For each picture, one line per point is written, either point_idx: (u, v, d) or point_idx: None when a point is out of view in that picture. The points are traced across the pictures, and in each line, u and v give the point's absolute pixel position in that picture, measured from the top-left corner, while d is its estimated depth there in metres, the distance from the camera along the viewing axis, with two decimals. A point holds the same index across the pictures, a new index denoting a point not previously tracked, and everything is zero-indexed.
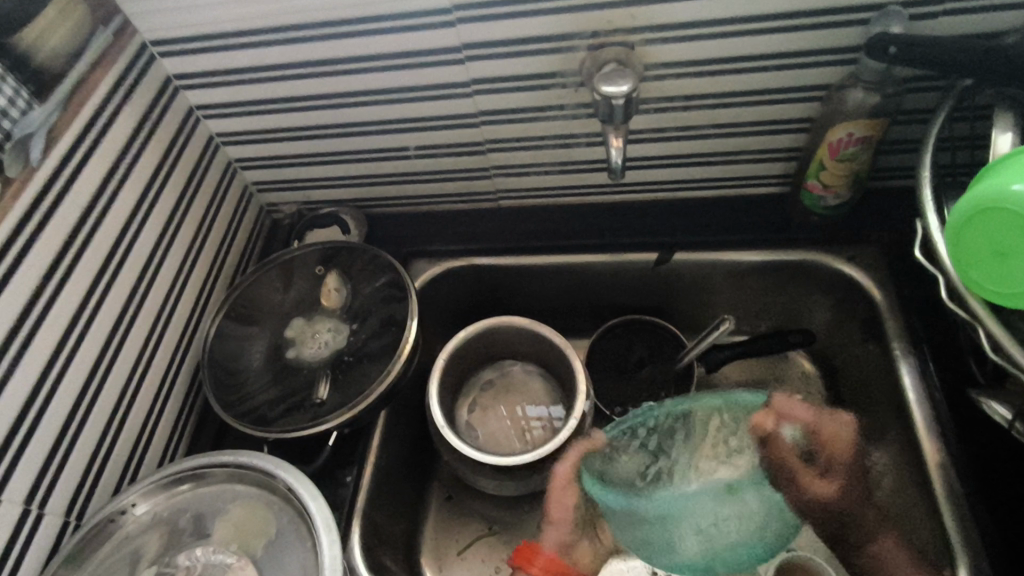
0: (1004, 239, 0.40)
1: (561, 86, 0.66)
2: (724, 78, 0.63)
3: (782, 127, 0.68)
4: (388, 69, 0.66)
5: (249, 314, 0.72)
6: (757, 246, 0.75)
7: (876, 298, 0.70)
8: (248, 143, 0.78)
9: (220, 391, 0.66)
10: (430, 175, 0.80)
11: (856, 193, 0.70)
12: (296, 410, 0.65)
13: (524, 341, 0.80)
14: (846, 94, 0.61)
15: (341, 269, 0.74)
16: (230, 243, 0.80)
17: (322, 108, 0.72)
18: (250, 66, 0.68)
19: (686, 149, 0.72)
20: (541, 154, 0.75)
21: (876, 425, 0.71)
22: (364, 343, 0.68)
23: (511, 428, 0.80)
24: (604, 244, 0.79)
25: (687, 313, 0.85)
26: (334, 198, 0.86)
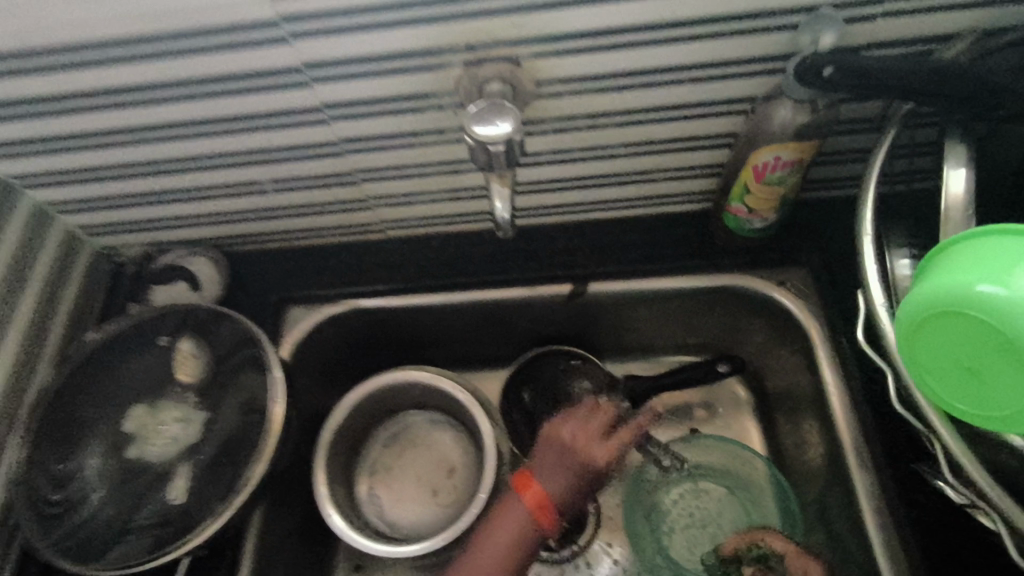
0: (966, 350, 0.31)
1: (437, 108, 0.53)
2: (631, 94, 0.53)
3: (701, 143, 0.59)
4: (218, 95, 0.52)
5: (73, 409, 0.58)
6: (679, 273, 0.67)
7: (808, 330, 0.63)
8: (57, 184, 0.62)
9: (40, 517, 0.53)
10: (298, 209, 0.66)
11: (784, 214, 0.62)
12: (139, 532, 0.53)
13: (425, 392, 0.70)
14: (771, 110, 0.52)
15: (191, 337, 0.61)
16: (53, 311, 0.64)
17: (143, 142, 0.57)
18: (30, 96, 0.52)
19: (594, 171, 0.62)
20: (426, 182, 0.62)
21: (814, 458, 0.66)
22: (221, 433, 0.57)
23: (418, 489, 0.70)
24: (510, 278, 0.68)
25: (610, 340, 0.77)
26: (187, 238, 0.71)
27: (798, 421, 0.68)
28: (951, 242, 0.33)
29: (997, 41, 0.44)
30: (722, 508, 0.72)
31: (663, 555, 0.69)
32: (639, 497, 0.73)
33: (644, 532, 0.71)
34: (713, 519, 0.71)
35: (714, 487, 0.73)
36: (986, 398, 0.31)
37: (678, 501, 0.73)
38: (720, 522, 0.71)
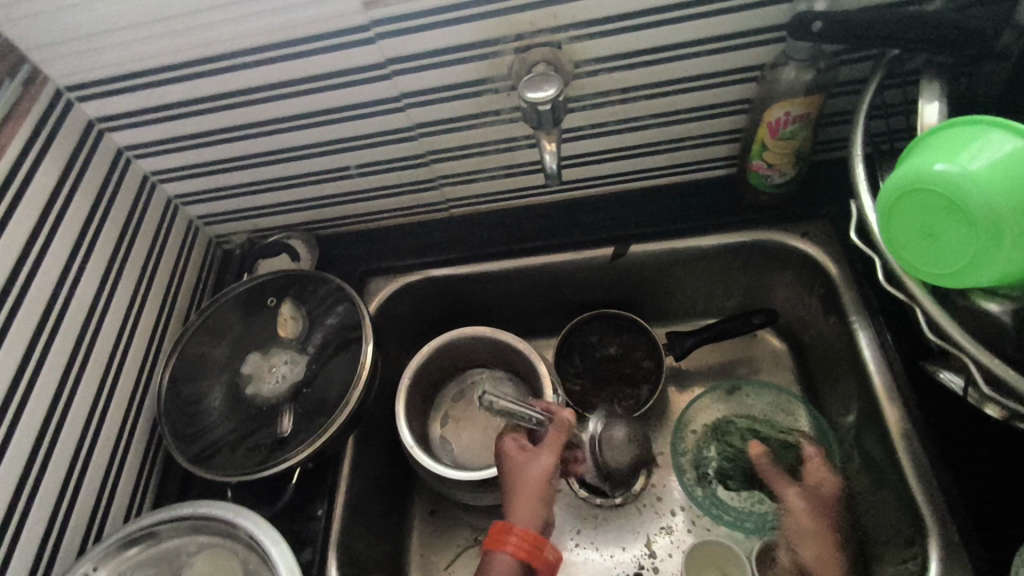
0: (930, 218, 0.39)
1: (493, 91, 0.64)
2: (658, 68, 0.62)
3: (722, 111, 0.67)
4: (317, 91, 0.64)
5: (203, 357, 0.70)
6: (710, 231, 0.75)
7: (832, 274, 0.70)
8: (185, 178, 0.76)
9: (180, 439, 0.65)
10: (377, 191, 0.78)
11: (802, 169, 0.69)
12: (259, 449, 0.63)
13: (485, 348, 0.80)
14: (779, 73, 0.60)
15: (293, 298, 0.73)
16: (181, 283, 0.78)
17: (257, 136, 0.70)
18: (174, 101, 0.66)
19: (628, 141, 0.71)
20: (484, 160, 0.73)
21: (847, 394, 0.72)
22: (320, 371, 0.67)
23: (486, 435, 0.79)
24: (558, 244, 0.78)
25: (652, 302, 0.85)
26: (283, 224, 0.84)
27: (829, 362, 0.74)
28: (921, 139, 0.41)
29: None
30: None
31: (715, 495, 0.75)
32: (686, 446, 0.79)
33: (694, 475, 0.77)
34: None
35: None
36: (948, 256, 0.38)
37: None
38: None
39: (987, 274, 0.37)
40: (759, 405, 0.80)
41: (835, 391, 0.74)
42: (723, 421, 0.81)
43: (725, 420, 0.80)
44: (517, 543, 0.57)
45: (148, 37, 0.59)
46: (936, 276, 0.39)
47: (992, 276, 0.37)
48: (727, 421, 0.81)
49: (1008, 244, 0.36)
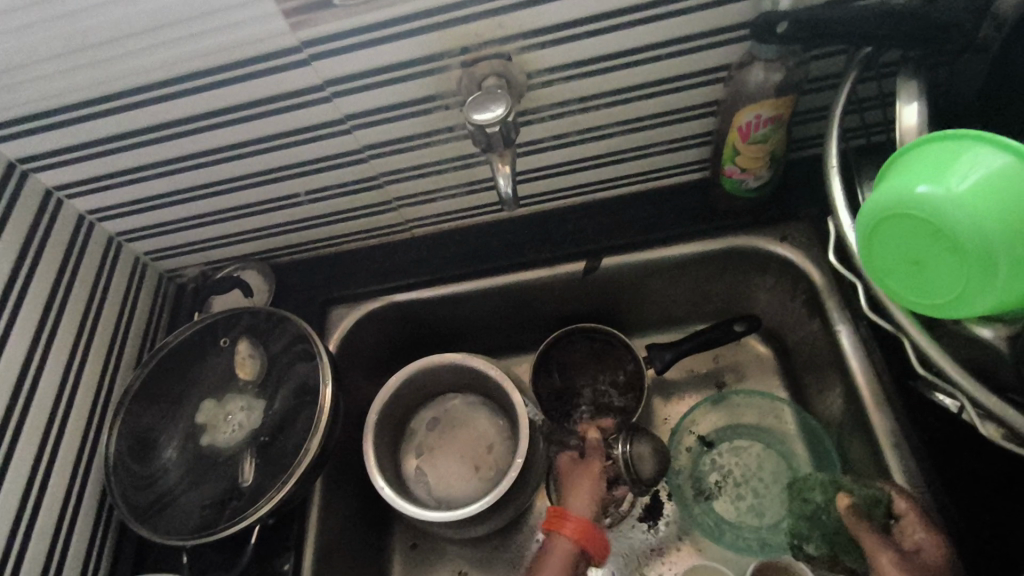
0: (914, 245, 0.35)
1: (443, 108, 0.60)
2: (617, 74, 0.58)
3: (689, 114, 0.63)
4: (253, 119, 0.60)
5: (153, 407, 0.66)
6: (685, 239, 0.71)
7: (814, 279, 0.66)
8: (124, 215, 0.71)
9: (132, 501, 0.60)
10: (331, 216, 0.74)
11: (777, 171, 0.66)
12: (216, 506, 0.59)
13: (457, 374, 0.77)
14: (746, 74, 0.56)
15: (248, 336, 0.68)
16: (129, 326, 0.73)
17: (195, 168, 0.65)
18: (100, 137, 0.61)
19: (593, 151, 0.67)
20: (442, 179, 0.69)
21: (835, 403, 0.68)
22: (280, 416, 0.63)
23: (464, 465, 0.76)
24: (527, 261, 0.74)
25: (630, 313, 0.81)
26: (236, 254, 0.79)
27: (816, 369, 0.71)
28: (900, 154, 0.38)
29: None
30: (761, 462, 0.75)
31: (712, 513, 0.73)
32: (682, 464, 0.77)
33: (690, 494, 0.75)
34: (753, 474, 0.75)
35: (751, 444, 0.77)
36: (937, 285, 0.35)
37: (718, 460, 0.77)
38: (760, 476, 0.74)
39: (980, 306, 0.33)
40: (752, 415, 0.78)
41: (823, 399, 0.71)
42: (717, 434, 0.78)
43: (719, 433, 0.78)
44: (574, 527, 0.62)
45: (60, 72, 0.54)
46: (924, 306, 0.36)
47: (985, 308, 0.34)
48: (721, 433, 0.78)
49: (1002, 274, 0.32)
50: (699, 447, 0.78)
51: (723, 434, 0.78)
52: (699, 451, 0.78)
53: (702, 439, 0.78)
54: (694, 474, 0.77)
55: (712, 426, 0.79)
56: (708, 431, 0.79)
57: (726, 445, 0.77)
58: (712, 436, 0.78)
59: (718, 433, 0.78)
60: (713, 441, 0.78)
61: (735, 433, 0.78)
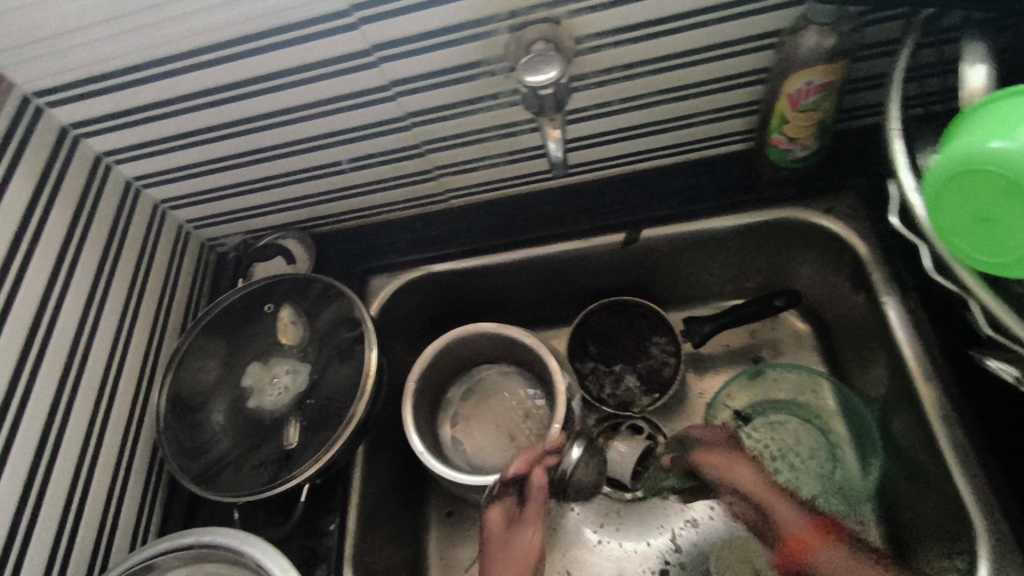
0: (985, 202, 0.35)
1: (489, 74, 0.60)
2: (666, 40, 0.57)
3: (737, 82, 0.62)
4: (299, 84, 0.60)
5: (201, 369, 0.67)
6: (726, 212, 0.71)
7: (860, 252, 0.65)
8: (170, 182, 0.72)
9: (182, 459, 0.62)
10: (372, 185, 0.74)
11: (825, 141, 0.65)
12: (265, 467, 0.61)
13: (493, 344, 0.77)
14: (798, 39, 0.55)
15: (291, 302, 0.69)
16: (174, 292, 0.75)
17: (241, 135, 0.66)
18: (149, 103, 0.62)
19: (637, 120, 0.66)
20: (484, 148, 0.69)
21: (878, 378, 0.68)
22: (325, 380, 0.64)
23: (499, 435, 0.77)
24: (566, 233, 0.74)
25: (667, 287, 0.81)
26: (277, 223, 0.80)
27: (857, 344, 0.71)
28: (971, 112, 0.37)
29: None
30: (798, 437, 0.75)
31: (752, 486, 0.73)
32: None
33: (728, 466, 0.74)
34: (790, 448, 0.75)
35: (787, 419, 0.77)
36: (1007, 242, 0.35)
37: (754, 434, 0.76)
38: (796, 450, 0.75)
39: None
40: (789, 390, 0.78)
41: (865, 374, 0.71)
42: (753, 408, 0.78)
43: (755, 407, 0.78)
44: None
45: (114, 36, 0.54)
46: (994, 265, 0.36)
47: None
48: (757, 407, 0.78)
49: None
50: (735, 420, 0.77)
51: (759, 408, 0.78)
52: (735, 425, 0.77)
53: (738, 412, 0.78)
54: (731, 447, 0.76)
55: (749, 400, 0.78)
56: (744, 404, 0.78)
57: (763, 420, 0.77)
58: (748, 410, 0.78)
59: (755, 407, 0.78)
60: (749, 415, 0.78)
61: (771, 408, 0.78)
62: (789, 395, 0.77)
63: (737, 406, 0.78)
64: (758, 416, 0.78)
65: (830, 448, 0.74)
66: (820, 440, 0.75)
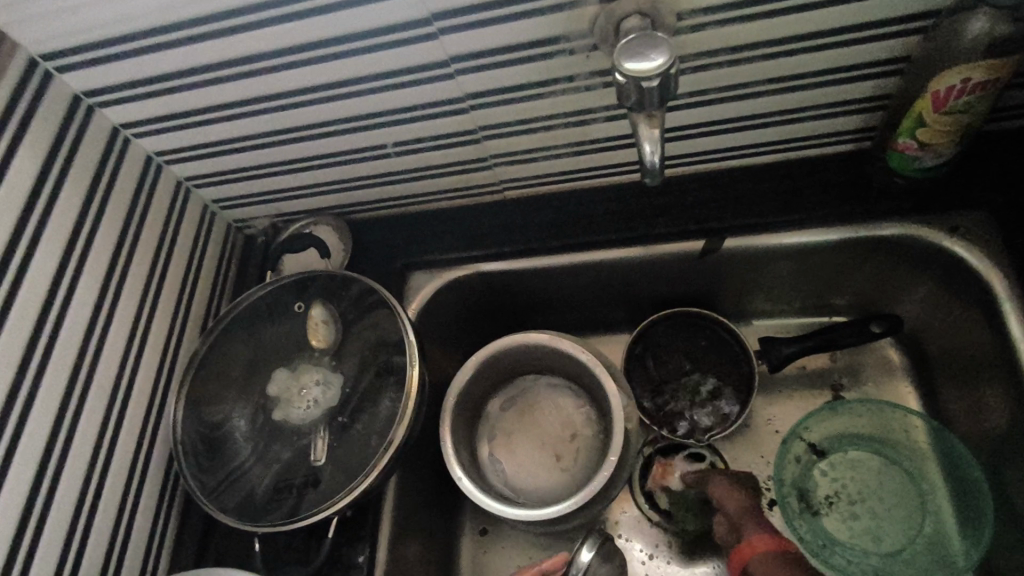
0: None
1: (567, 52, 0.50)
2: (789, 19, 0.47)
3: (864, 73, 0.52)
4: (344, 56, 0.51)
5: (223, 370, 0.61)
6: (826, 223, 0.61)
7: (988, 282, 0.56)
8: (195, 158, 0.64)
9: (200, 474, 0.56)
10: (419, 171, 0.66)
11: (962, 148, 0.54)
12: (291, 490, 0.54)
13: (542, 356, 0.69)
14: (961, 24, 0.44)
15: (324, 300, 0.62)
16: (197, 280, 0.68)
17: (274, 111, 0.58)
18: (172, 71, 0.53)
19: (734, 113, 0.56)
20: (550, 137, 0.60)
21: (994, 427, 0.59)
22: (360, 394, 0.57)
23: (544, 453, 0.69)
24: (636, 236, 0.65)
25: (744, 299, 0.72)
26: (311, 207, 0.72)
27: (970, 385, 0.61)
28: None
29: None
30: (882, 479, 0.66)
31: (828, 534, 0.64)
32: (789, 474, 0.67)
33: (801, 509, 0.65)
34: (872, 491, 0.66)
35: (870, 457, 0.67)
36: None
37: (831, 473, 0.67)
38: (879, 494, 0.65)
39: None
40: (874, 424, 0.68)
41: (976, 421, 0.61)
42: (830, 441, 0.68)
43: (833, 441, 0.68)
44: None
45: None
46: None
47: None
48: (834, 441, 0.68)
49: None
50: (808, 455, 0.68)
51: (837, 442, 0.68)
52: (809, 460, 0.68)
53: (813, 446, 0.68)
54: (803, 486, 0.67)
55: (826, 433, 0.69)
56: (820, 437, 0.68)
57: (841, 456, 0.68)
58: (823, 444, 0.68)
59: (832, 441, 0.68)
60: (826, 450, 0.68)
61: (851, 443, 0.68)
62: (873, 430, 0.68)
63: (812, 439, 0.68)
64: (835, 451, 0.68)
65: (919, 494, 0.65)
66: (907, 485, 0.65)
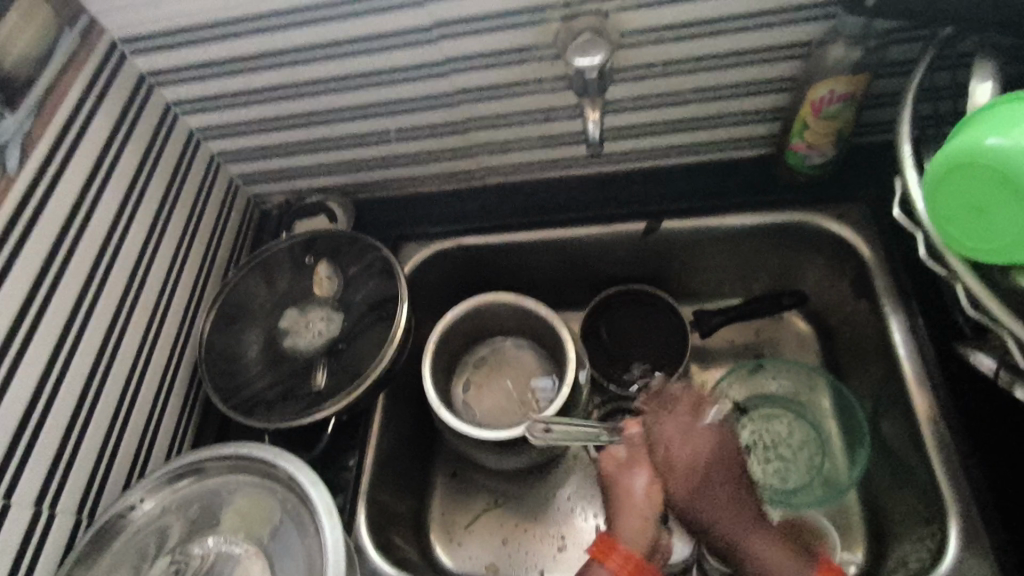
0: (977, 195, 0.40)
1: (537, 60, 0.65)
2: (702, 42, 0.62)
3: (764, 88, 0.67)
4: (361, 54, 0.65)
5: (241, 307, 0.73)
6: (741, 210, 0.75)
7: (865, 256, 0.70)
8: (229, 136, 0.77)
9: (219, 388, 0.67)
10: (414, 157, 0.79)
11: (841, 150, 0.69)
12: (296, 399, 0.66)
13: (512, 316, 0.82)
14: (825, 51, 0.60)
15: (329, 257, 0.74)
16: (221, 239, 0.80)
17: (301, 98, 0.71)
18: (223, 59, 0.67)
19: (668, 117, 0.71)
20: (523, 130, 0.74)
21: (872, 379, 0.72)
22: (356, 328, 0.69)
23: (507, 402, 0.81)
24: (591, 217, 0.79)
25: (679, 280, 0.85)
26: (321, 187, 0.85)
27: (856, 346, 0.75)
28: (971, 116, 0.43)
29: None
30: (792, 430, 0.78)
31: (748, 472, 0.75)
32: None
33: None
34: (782, 440, 0.78)
35: (782, 413, 0.79)
36: (993, 231, 0.40)
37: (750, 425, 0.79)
38: (789, 442, 0.77)
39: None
40: (785, 385, 0.81)
41: (859, 375, 0.75)
42: (751, 399, 0.80)
43: (752, 399, 0.80)
44: (620, 560, 0.59)
45: None
46: (980, 250, 0.41)
47: None
48: (754, 399, 0.80)
49: None
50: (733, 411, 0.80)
51: (756, 400, 0.80)
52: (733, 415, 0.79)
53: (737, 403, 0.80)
54: None
55: (746, 392, 0.81)
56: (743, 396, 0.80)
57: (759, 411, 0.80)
58: (745, 401, 0.80)
59: (752, 399, 0.80)
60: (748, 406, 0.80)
61: (768, 400, 0.80)
62: (785, 390, 0.80)
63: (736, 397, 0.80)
64: (755, 408, 0.80)
65: (820, 443, 0.77)
66: (811, 435, 0.78)
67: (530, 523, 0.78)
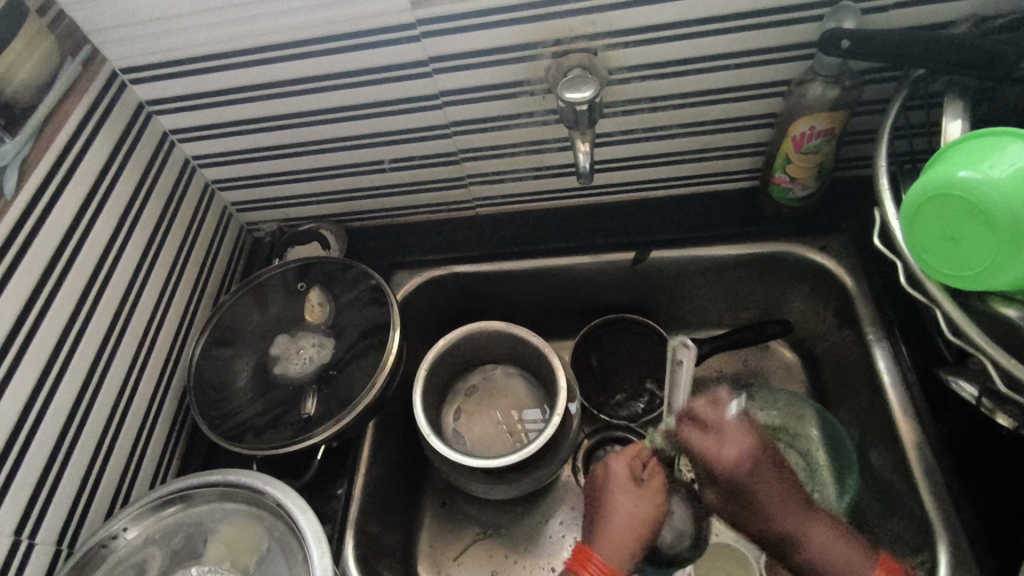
0: (954, 224, 0.42)
1: (529, 93, 0.67)
2: (687, 79, 0.65)
3: (747, 124, 0.70)
4: (358, 85, 0.67)
5: (232, 334, 0.72)
6: (729, 241, 0.77)
7: (848, 286, 0.72)
8: (224, 164, 0.78)
9: (207, 414, 0.66)
10: (407, 186, 0.81)
11: (823, 183, 0.71)
12: (284, 426, 0.65)
13: (502, 344, 0.82)
14: (805, 89, 0.63)
15: (321, 283, 0.74)
16: (213, 266, 0.80)
17: (296, 127, 0.73)
18: (220, 89, 0.69)
19: (655, 150, 0.73)
20: (514, 161, 0.76)
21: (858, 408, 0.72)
22: (347, 354, 0.69)
23: (499, 432, 0.81)
24: (580, 247, 0.80)
25: (669, 309, 0.86)
26: (314, 214, 0.86)
27: (842, 375, 0.76)
28: (945, 149, 0.45)
29: (994, 23, 0.54)
30: None
31: None
32: None
33: None
34: None
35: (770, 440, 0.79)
36: (970, 260, 0.41)
37: None
38: None
39: (1005, 276, 0.40)
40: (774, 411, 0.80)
41: (845, 403, 0.76)
42: None
43: None
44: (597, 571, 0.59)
45: (203, 26, 0.62)
46: (957, 278, 0.43)
47: (1014, 278, 0.40)
48: None
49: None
50: None
51: None
52: None
53: None
54: None
55: None
56: None
57: None
58: None
59: None
60: None
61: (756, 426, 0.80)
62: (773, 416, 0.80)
63: None
64: None
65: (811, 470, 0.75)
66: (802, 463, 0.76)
67: (520, 554, 0.77)
